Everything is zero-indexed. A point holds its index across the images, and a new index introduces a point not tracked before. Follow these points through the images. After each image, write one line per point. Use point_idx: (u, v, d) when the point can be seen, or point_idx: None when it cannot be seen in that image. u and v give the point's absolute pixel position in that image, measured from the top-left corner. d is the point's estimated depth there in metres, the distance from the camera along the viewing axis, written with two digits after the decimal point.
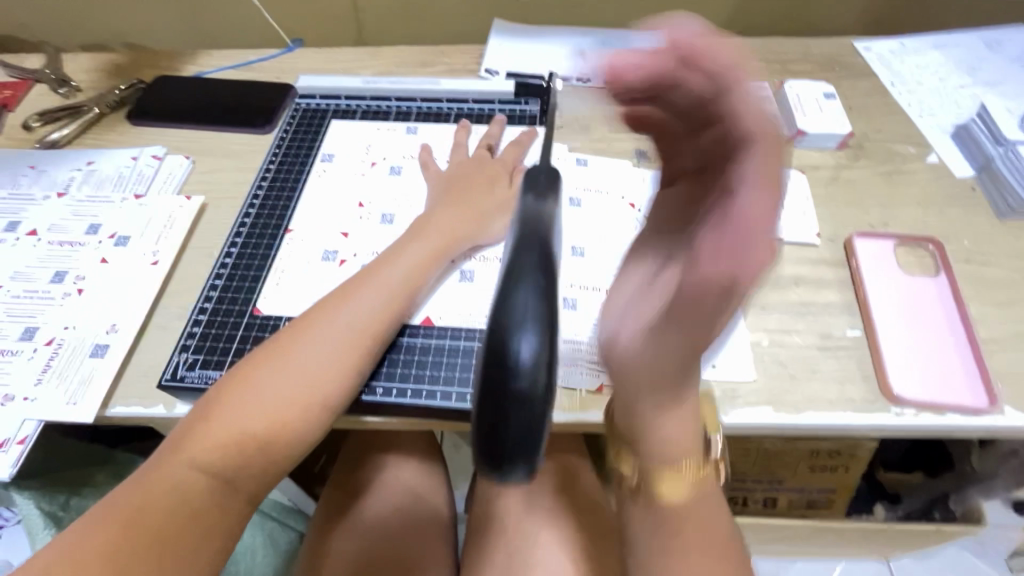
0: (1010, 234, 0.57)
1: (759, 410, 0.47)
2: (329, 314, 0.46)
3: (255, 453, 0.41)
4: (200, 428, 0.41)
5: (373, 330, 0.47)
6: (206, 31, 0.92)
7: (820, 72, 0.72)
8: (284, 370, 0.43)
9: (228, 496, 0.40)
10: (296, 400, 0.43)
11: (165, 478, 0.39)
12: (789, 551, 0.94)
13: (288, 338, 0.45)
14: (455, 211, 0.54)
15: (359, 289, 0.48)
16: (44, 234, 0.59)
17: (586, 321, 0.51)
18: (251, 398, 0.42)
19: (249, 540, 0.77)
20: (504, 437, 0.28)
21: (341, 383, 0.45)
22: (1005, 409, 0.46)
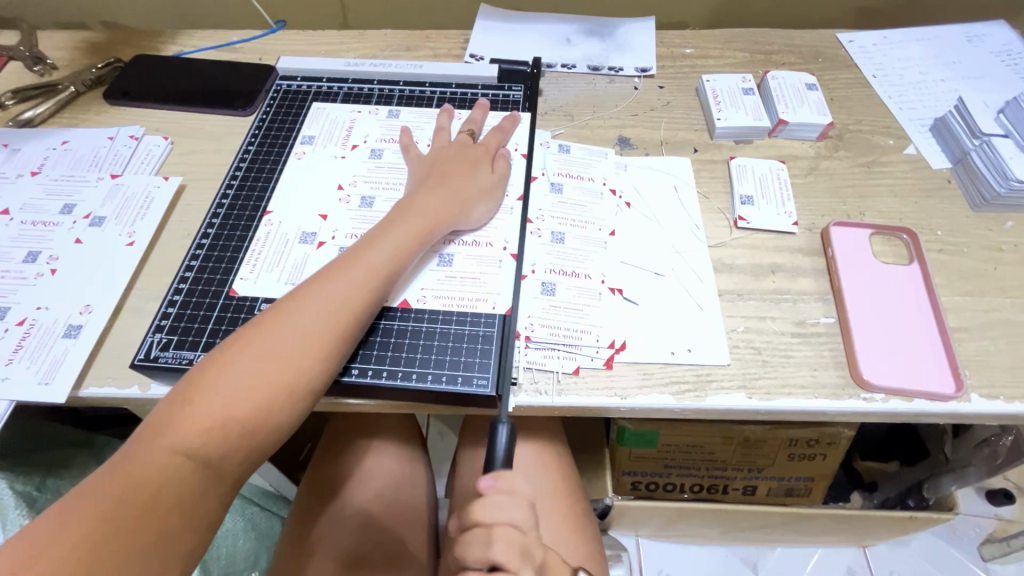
0: (983, 225, 0.58)
1: (732, 396, 0.48)
2: (308, 296, 0.46)
3: (238, 435, 0.41)
4: (181, 410, 0.40)
5: (355, 310, 0.46)
6: (200, 15, 0.91)
7: (803, 64, 0.72)
8: (263, 352, 0.43)
9: (211, 478, 0.40)
10: (277, 381, 0.42)
11: (146, 463, 0.39)
12: (767, 538, 0.96)
13: (268, 320, 0.45)
14: (440, 194, 0.54)
15: (339, 268, 0.48)
16: (17, 214, 0.58)
17: (565, 305, 0.52)
18: (233, 381, 0.42)
19: (230, 523, 0.76)
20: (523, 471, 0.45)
21: (323, 364, 0.44)
22: (972, 395, 0.47)
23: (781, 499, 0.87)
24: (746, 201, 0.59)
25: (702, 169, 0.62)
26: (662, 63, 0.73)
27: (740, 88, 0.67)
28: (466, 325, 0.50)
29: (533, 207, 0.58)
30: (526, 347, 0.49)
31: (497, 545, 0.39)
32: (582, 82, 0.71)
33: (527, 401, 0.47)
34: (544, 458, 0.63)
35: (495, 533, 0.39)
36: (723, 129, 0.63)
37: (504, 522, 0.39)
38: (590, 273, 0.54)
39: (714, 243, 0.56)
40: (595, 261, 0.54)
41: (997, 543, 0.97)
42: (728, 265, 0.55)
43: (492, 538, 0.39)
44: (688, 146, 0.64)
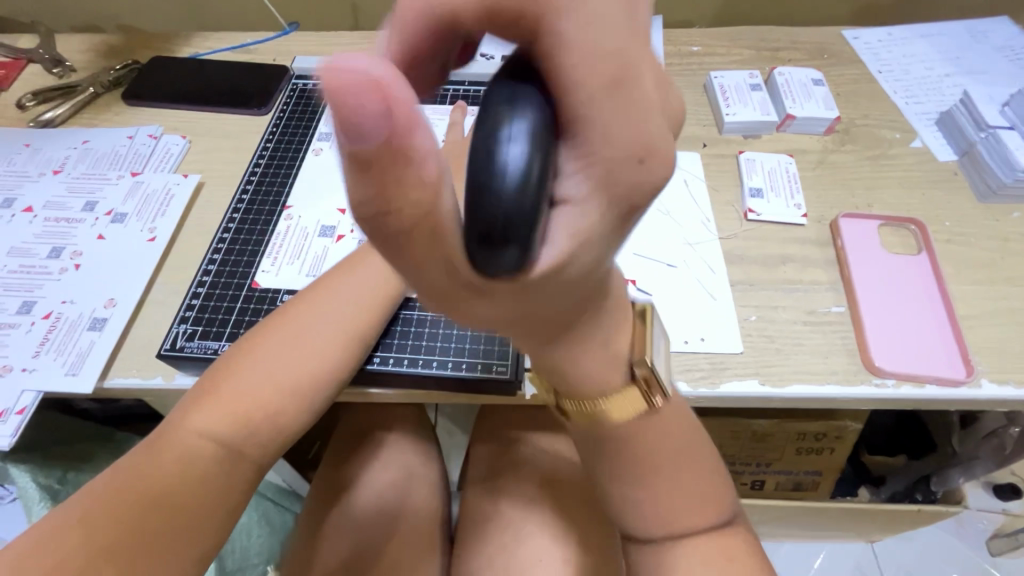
0: (990, 216, 0.58)
1: (745, 382, 0.48)
2: (333, 288, 0.48)
3: (265, 420, 0.43)
4: (211, 396, 0.42)
5: (378, 301, 0.48)
6: (216, 19, 0.93)
7: (809, 60, 0.74)
8: (290, 341, 0.45)
9: (237, 461, 0.41)
10: (304, 368, 0.44)
11: (175, 446, 0.39)
12: (775, 533, 0.96)
13: (294, 310, 0.47)
14: None
15: (361, 262, 0.50)
16: (41, 211, 0.59)
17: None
18: (257, 369, 0.43)
19: (247, 519, 0.76)
20: None
21: (347, 352, 0.46)
22: (982, 381, 0.48)
23: (789, 493, 0.88)
24: (756, 194, 0.60)
25: (712, 163, 0.63)
26: (670, 61, 0.74)
27: (748, 84, 0.68)
28: None
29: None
30: None
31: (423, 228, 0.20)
32: None
33: None
34: (555, 449, 0.64)
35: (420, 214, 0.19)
36: (732, 124, 0.65)
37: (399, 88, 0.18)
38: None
39: (725, 235, 0.57)
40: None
41: (1004, 537, 0.98)
42: (739, 257, 0.56)
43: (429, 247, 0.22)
44: (697, 140, 0.65)
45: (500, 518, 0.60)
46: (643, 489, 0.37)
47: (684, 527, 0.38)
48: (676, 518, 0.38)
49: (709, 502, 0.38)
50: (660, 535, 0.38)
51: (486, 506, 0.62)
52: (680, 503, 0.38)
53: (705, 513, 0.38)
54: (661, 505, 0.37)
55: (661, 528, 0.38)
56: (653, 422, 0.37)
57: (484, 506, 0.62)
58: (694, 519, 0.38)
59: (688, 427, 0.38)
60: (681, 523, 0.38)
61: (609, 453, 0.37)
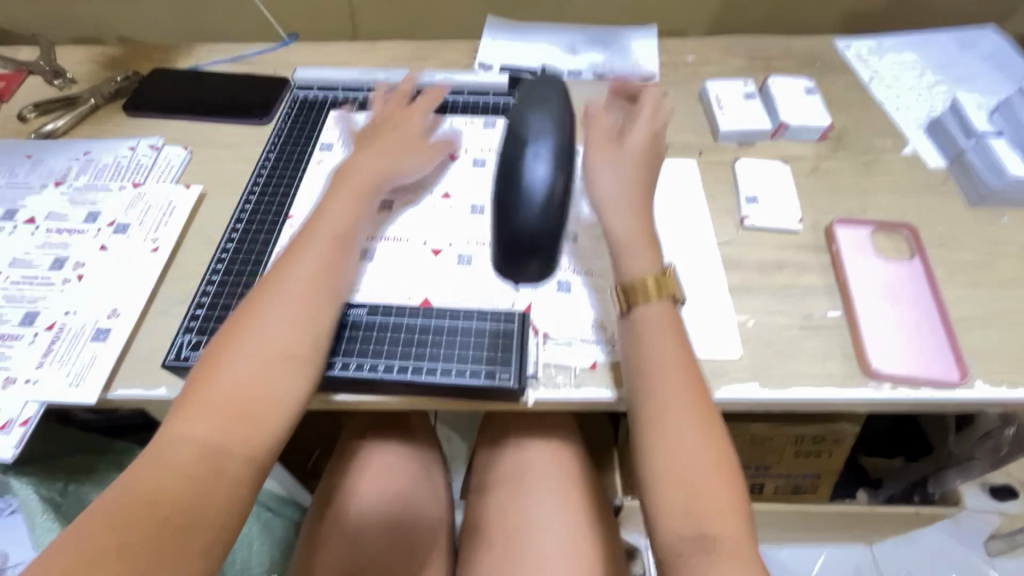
0: (981, 220, 0.60)
1: (745, 386, 0.49)
2: (280, 275, 0.47)
3: (244, 417, 0.40)
4: (186, 407, 0.40)
5: (326, 274, 0.48)
6: (218, 34, 0.94)
7: (802, 69, 0.75)
8: (249, 334, 0.43)
9: (228, 462, 0.39)
10: (269, 356, 0.43)
11: (161, 458, 0.38)
12: (775, 537, 0.97)
13: (247, 307, 0.45)
14: (375, 156, 0.56)
15: (303, 245, 0.49)
16: (43, 222, 0.59)
17: (580, 301, 0.53)
18: (231, 365, 0.42)
19: (247, 528, 0.77)
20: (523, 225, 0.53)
21: (310, 332, 0.45)
22: (976, 383, 0.49)
23: (789, 497, 0.88)
24: (752, 200, 0.61)
25: (708, 171, 0.64)
26: (665, 71, 0.75)
27: (742, 93, 0.70)
28: (488, 322, 0.51)
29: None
30: (545, 343, 0.51)
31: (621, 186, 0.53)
32: (588, 89, 0.73)
33: (547, 396, 0.49)
34: (559, 456, 0.64)
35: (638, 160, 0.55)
36: (727, 132, 0.66)
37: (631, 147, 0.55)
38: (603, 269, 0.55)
39: (722, 241, 0.58)
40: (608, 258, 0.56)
41: (1003, 538, 0.98)
42: (736, 262, 0.57)
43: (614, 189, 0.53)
44: (694, 148, 0.66)
45: (502, 523, 0.61)
46: (666, 461, 0.42)
47: (706, 528, 0.39)
48: (696, 511, 0.40)
49: (722, 497, 0.40)
50: (676, 530, 0.40)
51: (488, 511, 0.63)
52: (697, 495, 0.40)
53: (724, 507, 0.40)
54: (686, 491, 0.41)
55: (688, 525, 0.39)
56: (687, 402, 0.44)
57: (486, 511, 0.63)
58: (715, 514, 0.40)
59: (712, 426, 0.43)
60: (704, 523, 0.39)
61: (648, 420, 0.44)
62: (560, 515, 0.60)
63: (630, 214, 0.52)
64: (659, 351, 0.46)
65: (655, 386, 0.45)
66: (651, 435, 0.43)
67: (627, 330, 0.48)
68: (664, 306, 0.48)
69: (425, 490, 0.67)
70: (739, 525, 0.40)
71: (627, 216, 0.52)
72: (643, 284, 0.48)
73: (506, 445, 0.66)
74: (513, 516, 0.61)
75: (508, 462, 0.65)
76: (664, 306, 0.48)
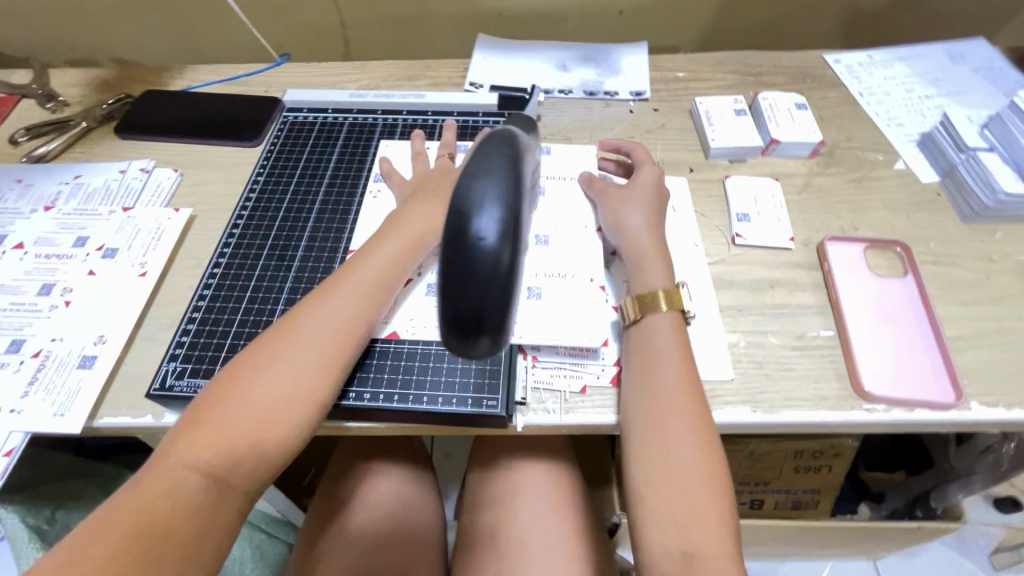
0: (974, 236, 0.59)
1: (737, 410, 0.48)
2: (308, 312, 0.46)
3: (245, 454, 0.40)
4: (190, 432, 0.40)
5: (355, 321, 0.47)
6: (217, 54, 0.95)
7: (792, 84, 0.75)
8: (265, 368, 0.42)
9: (223, 494, 0.39)
10: (284, 395, 0.42)
11: (158, 482, 0.37)
12: (777, 553, 0.95)
13: (269, 339, 0.44)
14: (423, 205, 0.54)
15: (339, 284, 0.48)
16: (31, 247, 0.59)
17: (555, 310, 0.51)
18: (242, 396, 0.41)
19: (239, 553, 0.75)
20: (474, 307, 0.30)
21: (328, 377, 0.44)
22: (972, 404, 0.48)
23: (790, 513, 0.87)
24: (743, 218, 0.60)
25: (699, 188, 0.64)
26: (656, 87, 0.75)
27: (732, 109, 0.70)
28: None
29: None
30: (534, 366, 0.50)
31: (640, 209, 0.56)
32: (578, 107, 0.73)
33: (536, 420, 0.48)
34: (553, 478, 0.63)
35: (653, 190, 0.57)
36: (718, 149, 0.66)
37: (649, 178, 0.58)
38: (576, 273, 0.54)
39: (712, 260, 0.58)
40: (583, 262, 0.55)
41: (1008, 552, 0.97)
42: (727, 281, 0.56)
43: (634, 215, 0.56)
44: (684, 166, 0.66)
45: (496, 546, 0.59)
46: (660, 472, 0.41)
47: (692, 545, 0.38)
48: (685, 525, 0.38)
49: (712, 518, 0.39)
50: (664, 544, 0.38)
51: (481, 534, 0.61)
52: (688, 511, 0.39)
53: (712, 530, 0.38)
54: (680, 509, 0.39)
55: (676, 541, 0.38)
56: (689, 415, 0.43)
57: (479, 533, 0.62)
58: (703, 535, 0.38)
59: (709, 443, 0.42)
60: (690, 540, 0.38)
61: (649, 433, 0.43)
62: (555, 540, 0.59)
63: (645, 230, 0.53)
64: (666, 359, 0.46)
65: (657, 397, 0.44)
66: (648, 446, 0.42)
67: (634, 338, 0.48)
68: (671, 315, 0.48)
69: (417, 513, 0.66)
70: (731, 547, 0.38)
71: (643, 233, 0.53)
72: (652, 292, 0.49)
73: (500, 467, 0.65)
74: (507, 539, 0.59)
75: (501, 483, 0.64)
76: (671, 314, 0.48)
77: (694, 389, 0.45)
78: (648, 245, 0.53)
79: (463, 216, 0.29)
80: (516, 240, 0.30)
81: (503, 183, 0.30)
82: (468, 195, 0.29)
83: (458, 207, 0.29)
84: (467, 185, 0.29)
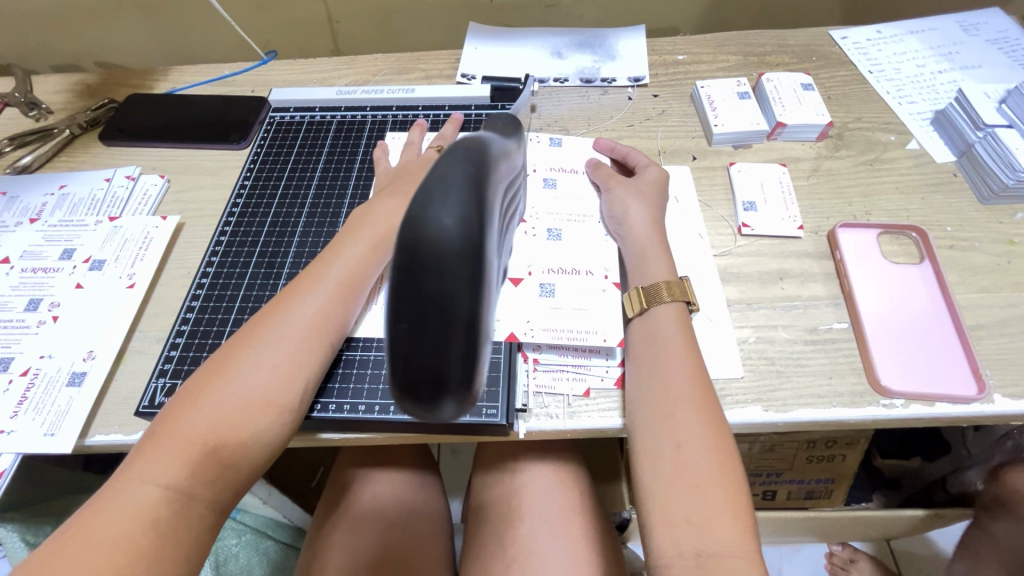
0: (993, 219, 0.57)
1: (748, 409, 0.46)
2: (275, 317, 0.44)
3: (213, 466, 0.38)
4: (154, 445, 0.38)
5: (323, 326, 0.45)
6: (212, 54, 0.95)
7: (798, 64, 0.72)
8: (229, 376, 0.41)
9: (192, 506, 0.37)
10: (252, 404, 0.40)
11: (122, 496, 0.36)
12: (791, 541, 0.93)
13: (236, 345, 0.43)
14: (394, 202, 0.52)
15: (305, 288, 0.46)
16: (18, 262, 0.58)
17: (567, 307, 0.49)
18: (207, 408, 0.39)
19: (245, 560, 0.73)
20: (424, 356, 0.22)
21: (297, 384, 0.43)
22: (995, 396, 0.46)
23: (802, 503, 0.85)
24: (749, 207, 0.58)
25: (703, 177, 0.61)
26: (655, 72, 0.72)
27: (735, 92, 0.67)
28: None
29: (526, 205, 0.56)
30: (534, 370, 0.49)
31: (647, 202, 0.54)
32: (575, 95, 0.70)
33: (539, 426, 0.47)
34: (558, 478, 0.62)
35: (657, 186, 0.55)
36: (721, 135, 0.63)
37: (655, 173, 0.56)
38: (591, 269, 0.51)
39: (719, 252, 0.55)
40: (595, 257, 0.52)
41: None
42: (735, 275, 0.54)
43: (641, 205, 0.53)
44: (686, 153, 0.63)
45: (504, 551, 0.58)
46: (669, 467, 0.38)
47: (707, 545, 0.35)
48: (698, 523, 0.36)
49: (726, 514, 0.36)
50: (677, 546, 0.36)
51: (488, 537, 0.60)
52: (701, 508, 0.36)
53: (727, 529, 0.36)
54: (694, 508, 0.37)
55: (690, 541, 0.36)
56: (692, 403, 0.41)
57: (486, 536, 0.60)
58: (719, 535, 0.35)
59: (719, 436, 0.39)
60: (704, 539, 0.35)
61: (659, 425, 0.41)
62: (564, 545, 0.57)
63: (649, 226, 0.52)
64: (668, 346, 0.44)
65: (661, 390, 0.42)
66: (655, 440, 0.40)
67: (640, 329, 0.46)
68: (675, 307, 0.46)
69: (422, 520, 0.64)
70: (750, 546, 0.36)
71: (648, 228, 0.52)
72: (661, 286, 0.47)
73: (504, 469, 0.64)
74: (515, 544, 0.58)
75: (505, 485, 0.62)
76: (675, 306, 0.46)
77: (699, 376, 0.42)
78: (653, 240, 0.51)
79: (413, 251, 0.22)
80: (480, 271, 0.23)
81: (464, 202, 0.22)
82: (421, 221, 0.22)
83: (405, 239, 0.22)
84: (421, 208, 0.22)
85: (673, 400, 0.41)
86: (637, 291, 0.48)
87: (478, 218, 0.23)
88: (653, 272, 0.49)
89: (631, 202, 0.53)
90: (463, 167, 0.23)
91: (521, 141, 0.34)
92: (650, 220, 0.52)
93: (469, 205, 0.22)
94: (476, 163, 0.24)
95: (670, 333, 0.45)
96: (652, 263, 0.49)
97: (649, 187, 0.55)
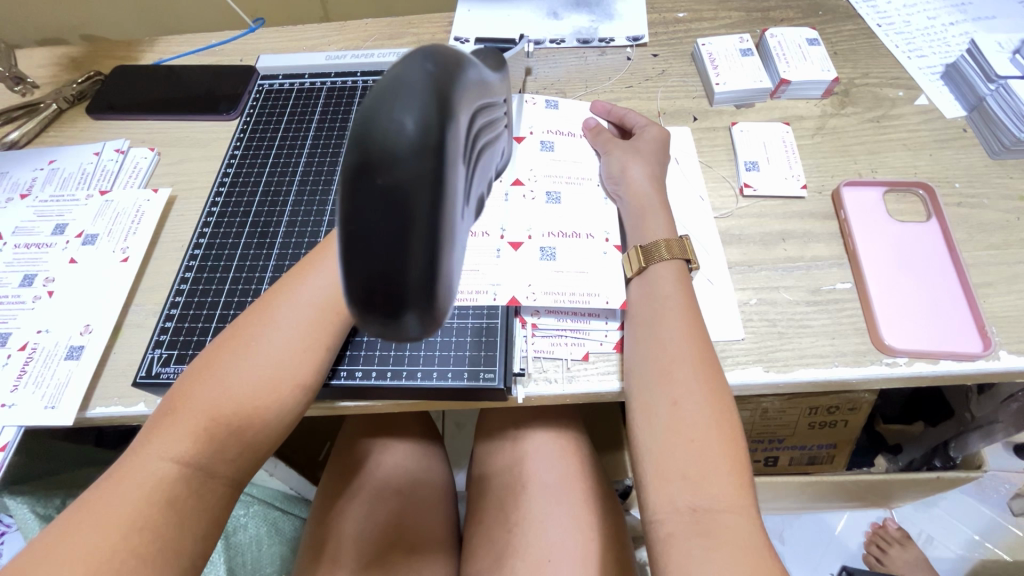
0: (1003, 174, 0.55)
1: (749, 370, 0.46)
2: (285, 292, 0.43)
3: (218, 435, 0.38)
4: (163, 419, 0.38)
5: (337, 304, 0.44)
6: (198, 19, 0.93)
7: (803, 18, 0.69)
8: (237, 351, 0.40)
9: (204, 481, 0.37)
10: (259, 378, 0.40)
11: (133, 471, 0.36)
12: (793, 507, 0.92)
13: (244, 320, 0.42)
14: None
15: (311, 262, 0.45)
16: (10, 238, 0.57)
17: (567, 270, 0.48)
18: (213, 382, 0.39)
19: (253, 530, 0.75)
20: (376, 263, 0.21)
21: (304, 359, 0.42)
22: (1000, 352, 0.45)
23: (805, 468, 0.85)
24: (751, 167, 0.56)
25: (703, 138, 0.59)
26: (655, 31, 0.70)
27: (738, 49, 0.65)
28: (484, 319, 0.49)
29: (524, 168, 0.55)
30: (533, 335, 0.48)
31: (647, 158, 0.52)
32: (572, 57, 0.68)
33: (538, 391, 0.46)
34: (559, 444, 0.62)
35: (657, 141, 0.54)
36: (723, 94, 0.61)
37: (653, 129, 0.55)
38: (592, 232, 0.51)
39: (720, 214, 0.54)
40: (595, 219, 0.51)
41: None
42: (736, 237, 0.53)
43: (639, 162, 0.52)
44: (687, 114, 0.61)
45: (506, 516, 0.58)
46: (665, 425, 0.38)
47: (703, 502, 0.35)
48: (696, 479, 0.36)
49: (725, 472, 0.36)
50: (673, 502, 0.36)
51: (491, 503, 0.60)
52: (698, 465, 0.36)
53: (726, 487, 0.35)
54: (690, 466, 0.36)
55: (685, 498, 0.36)
56: (691, 364, 0.40)
57: (489, 503, 0.61)
58: (715, 492, 0.35)
59: (718, 395, 0.39)
60: (701, 496, 0.35)
61: (659, 387, 0.40)
62: (566, 508, 0.57)
63: (648, 183, 0.51)
64: (668, 308, 0.43)
65: (660, 350, 0.41)
66: (654, 400, 0.40)
67: (640, 292, 0.45)
68: (673, 265, 0.45)
69: (426, 488, 0.65)
70: (748, 504, 0.35)
71: (645, 186, 0.50)
72: (659, 243, 0.46)
73: (505, 437, 0.64)
74: (518, 509, 0.58)
75: (507, 452, 0.63)
76: (672, 264, 0.45)
77: (699, 337, 0.42)
78: (653, 198, 0.50)
79: (366, 154, 0.20)
80: (444, 177, 0.21)
81: (426, 103, 0.20)
82: (376, 124, 0.20)
83: (358, 139, 0.20)
84: (377, 109, 0.20)
85: (673, 362, 0.40)
86: (636, 248, 0.47)
87: (442, 120, 0.21)
88: (651, 231, 0.48)
89: (630, 159, 0.52)
90: (423, 64, 0.21)
91: (507, 76, 0.32)
92: (650, 178, 0.51)
93: (431, 106, 0.20)
94: (440, 60, 0.22)
95: (672, 295, 0.44)
96: (651, 221, 0.48)
97: (648, 143, 0.54)
